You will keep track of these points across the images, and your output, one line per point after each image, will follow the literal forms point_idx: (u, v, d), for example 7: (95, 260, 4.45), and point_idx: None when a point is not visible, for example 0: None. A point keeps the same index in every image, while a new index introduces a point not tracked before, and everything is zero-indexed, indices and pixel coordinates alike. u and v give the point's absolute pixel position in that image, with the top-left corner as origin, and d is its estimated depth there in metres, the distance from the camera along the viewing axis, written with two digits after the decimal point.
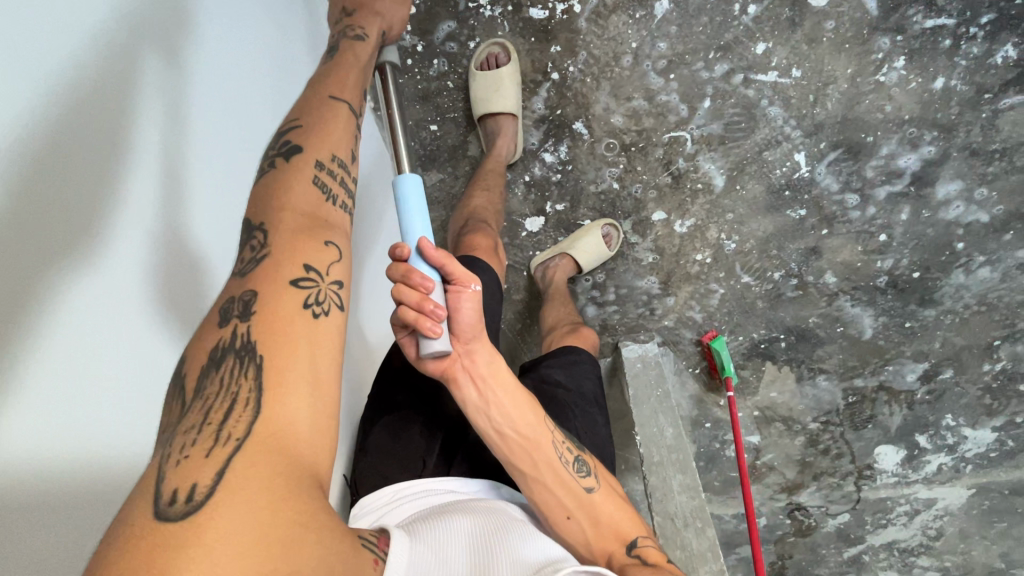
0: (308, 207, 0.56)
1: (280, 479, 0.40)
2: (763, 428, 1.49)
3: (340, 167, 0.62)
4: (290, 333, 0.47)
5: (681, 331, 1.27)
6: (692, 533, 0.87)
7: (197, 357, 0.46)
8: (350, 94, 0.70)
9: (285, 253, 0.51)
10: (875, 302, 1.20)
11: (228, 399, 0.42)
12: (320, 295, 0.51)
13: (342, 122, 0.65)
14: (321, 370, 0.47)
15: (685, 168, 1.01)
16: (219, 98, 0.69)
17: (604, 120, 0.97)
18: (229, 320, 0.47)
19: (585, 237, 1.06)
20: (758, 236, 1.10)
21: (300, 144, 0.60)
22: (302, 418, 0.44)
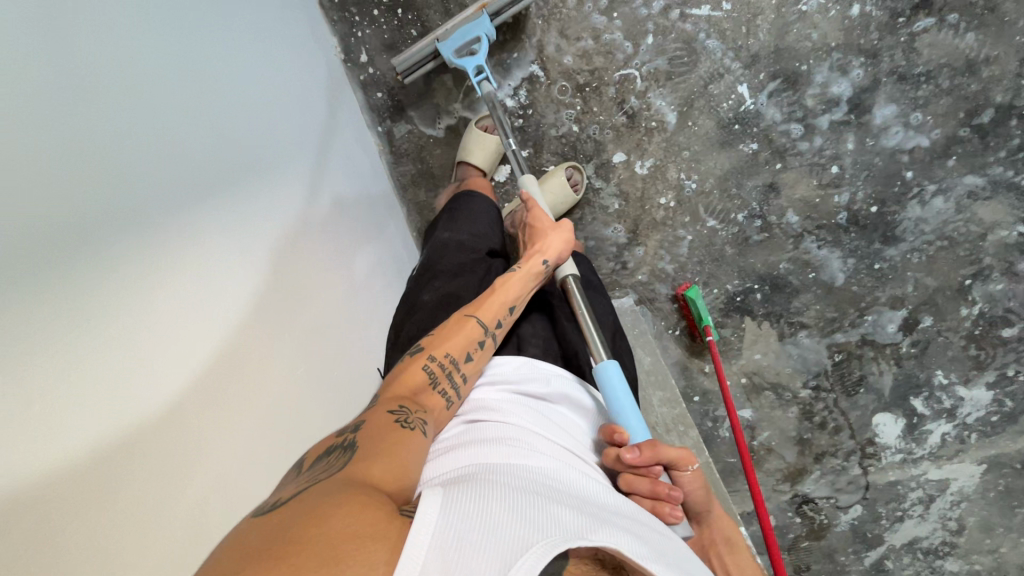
0: (421, 378, 0.68)
1: (334, 492, 0.45)
2: (754, 400, 1.44)
3: (449, 362, 0.71)
4: (380, 429, 0.57)
5: (655, 286, 1.27)
6: (675, 436, 0.83)
7: (320, 445, 0.56)
8: (489, 309, 0.78)
9: (388, 397, 0.63)
10: (840, 242, 1.22)
11: (329, 456, 0.52)
12: (412, 419, 0.61)
13: (460, 326, 0.75)
14: (404, 449, 0.56)
15: (638, 107, 1.08)
16: (328, 230, 0.86)
17: (557, 62, 1.05)
18: (346, 431, 0.58)
19: (550, 179, 1.10)
20: (717, 173, 1.15)
21: (427, 343, 0.72)
22: (376, 467, 0.51)
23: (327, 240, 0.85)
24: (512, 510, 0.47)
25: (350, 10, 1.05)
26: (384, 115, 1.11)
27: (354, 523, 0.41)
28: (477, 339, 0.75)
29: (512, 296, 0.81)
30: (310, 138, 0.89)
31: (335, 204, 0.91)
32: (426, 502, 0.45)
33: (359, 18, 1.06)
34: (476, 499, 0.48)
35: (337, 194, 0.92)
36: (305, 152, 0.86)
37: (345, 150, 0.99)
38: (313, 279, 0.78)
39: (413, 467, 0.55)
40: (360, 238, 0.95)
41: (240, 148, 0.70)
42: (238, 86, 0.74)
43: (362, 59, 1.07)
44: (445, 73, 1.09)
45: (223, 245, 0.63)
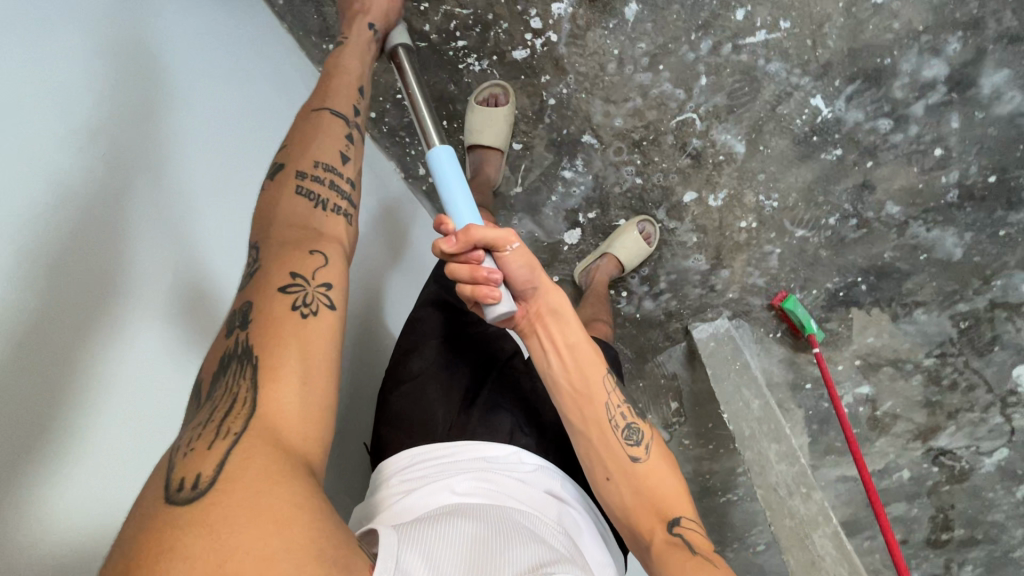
0: (298, 218, 0.64)
1: (259, 474, 0.43)
2: (871, 377, 1.40)
3: (326, 172, 0.69)
4: (281, 337, 0.54)
5: (748, 300, 1.25)
6: (798, 499, 0.86)
7: (214, 360, 0.54)
8: (338, 100, 0.77)
9: (278, 264, 0.59)
10: (954, 219, 1.11)
11: (231, 397, 0.49)
12: (308, 298, 0.58)
13: (322, 128, 0.73)
14: (310, 362, 0.53)
15: (702, 146, 1.03)
16: (227, 139, 0.77)
17: (608, 126, 1.02)
18: (233, 330, 0.55)
19: (623, 236, 1.10)
20: (799, 187, 1.08)
21: (286, 160, 0.70)
22: (290, 410, 0.49)
23: (225, 133, 0.77)
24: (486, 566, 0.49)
25: (399, 134, 1.04)
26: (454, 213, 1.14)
27: (303, 541, 0.41)
28: (339, 155, 0.72)
29: (351, 77, 0.80)
30: (194, 68, 0.75)
31: (227, 117, 0.78)
32: (383, 553, 0.47)
33: (409, 137, 1.05)
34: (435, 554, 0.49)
35: (224, 100, 0.79)
36: (193, 83, 0.74)
37: (223, 46, 0.82)
38: (203, 215, 0.70)
39: (324, 412, 0.52)
40: (267, 147, 0.83)
41: (76, 99, 0.57)
42: (85, 42, 0.60)
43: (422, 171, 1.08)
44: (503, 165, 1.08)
45: (81, 229, 0.55)
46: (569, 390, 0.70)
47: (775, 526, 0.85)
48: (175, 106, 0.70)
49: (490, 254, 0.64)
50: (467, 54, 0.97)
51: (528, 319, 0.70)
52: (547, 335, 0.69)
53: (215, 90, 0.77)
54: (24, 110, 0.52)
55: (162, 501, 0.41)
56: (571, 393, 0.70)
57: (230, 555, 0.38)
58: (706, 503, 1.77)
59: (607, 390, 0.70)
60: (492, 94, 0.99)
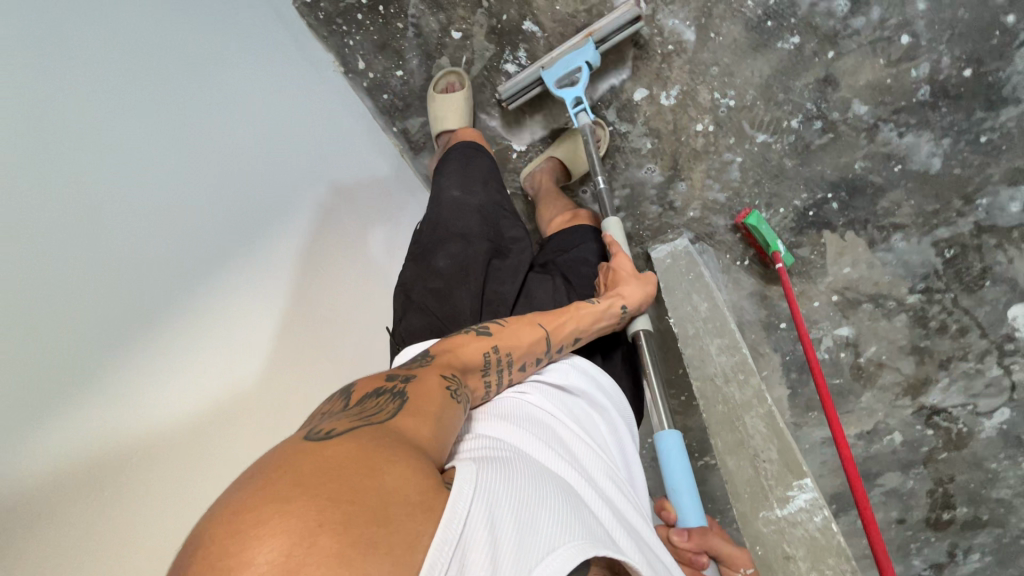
0: (469, 352, 0.69)
1: (379, 442, 0.46)
2: (850, 316, 1.30)
3: (515, 370, 0.73)
4: (431, 392, 0.57)
5: (711, 220, 1.18)
6: (735, 386, 0.78)
7: (373, 380, 0.58)
8: (565, 340, 0.79)
9: (438, 363, 0.64)
10: (929, 122, 1.03)
11: (379, 407, 0.53)
12: (459, 395, 0.62)
13: (528, 334, 0.76)
14: (444, 413, 0.56)
15: (649, 34, 0.99)
16: (339, 214, 0.92)
17: (550, 11, 0.98)
18: (395, 378, 0.59)
19: (570, 138, 1.06)
20: (756, 83, 1.01)
21: (490, 330, 0.74)
22: (423, 429, 0.52)
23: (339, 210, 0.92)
24: (557, 519, 0.50)
25: (336, 22, 1.02)
26: (395, 115, 1.10)
27: (401, 492, 0.41)
28: (530, 356, 0.75)
29: (582, 328, 0.81)
30: (320, 150, 0.93)
31: (332, 194, 0.92)
32: (461, 481, 0.46)
33: (345, 26, 1.02)
34: (514, 490, 0.50)
35: (336, 185, 0.94)
36: (318, 162, 0.92)
37: (333, 133, 0.98)
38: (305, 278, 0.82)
39: (450, 436, 0.55)
40: (362, 215, 0.97)
41: (217, 179, 0.75)
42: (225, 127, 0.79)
43: (360, 65, 1.05)
44: (439, 57, 1.05)
45: (207, 273, 0.69)
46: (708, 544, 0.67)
47: (706, 412, 0.77)
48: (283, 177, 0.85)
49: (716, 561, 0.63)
50: None
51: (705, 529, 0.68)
52: None
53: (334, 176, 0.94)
54: (183, 183, 0.70)
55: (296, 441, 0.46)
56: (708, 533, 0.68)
57: (318, 487, 0.38)
58: None
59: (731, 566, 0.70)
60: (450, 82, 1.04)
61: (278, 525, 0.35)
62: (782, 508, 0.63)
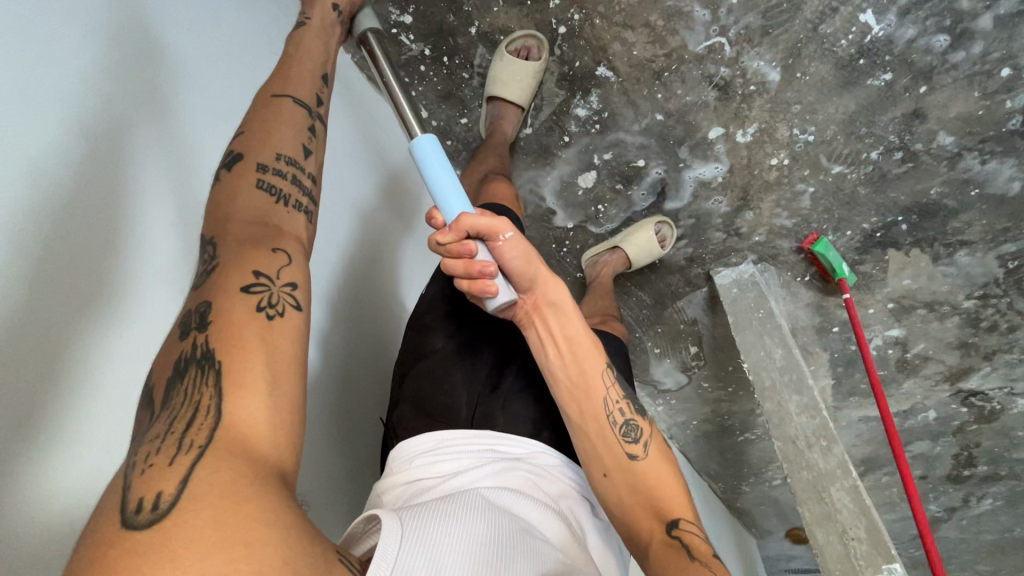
0: (255, 212, 0.54)
1: (240, 484, 0.35)
2: (903, 319, 1.34)
3: (288, 164, 0.59)
4: (243, 342, 0.43)
5: (776, 243, 1.18)
6: (818, 453, 0.84)
7: (163, 365, 0.43)
8: (301, 89, 0.66)
9: (237, 262, 0.48)
10: (1015, 149, 0.99)
11: (191, 405, 0.39)
12: (273, 298, 0.47)
13: (289, 118, 0.62)
14: (278, 361, 0.44)
15: (731, 75, 0.93)
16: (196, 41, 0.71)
17: (625, 56, 0.92)
18: (189, 331, 0.44)
19: (639, 232, 1.12)
20: (839, 118, 0.97)
21: (241, 150, 0.58)
22: (259, 421, 0.40)
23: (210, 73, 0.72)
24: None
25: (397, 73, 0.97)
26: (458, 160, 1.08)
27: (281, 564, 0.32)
28: (307, 141, 0.61)
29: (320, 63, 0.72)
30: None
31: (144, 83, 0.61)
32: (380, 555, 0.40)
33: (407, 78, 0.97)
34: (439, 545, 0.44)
35: (205, 82, 0.70)
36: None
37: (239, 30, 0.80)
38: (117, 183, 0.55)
39: (300, 412, 0.43)
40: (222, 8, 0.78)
41: (60, 57, 0.53)
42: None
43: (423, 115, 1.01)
44: None
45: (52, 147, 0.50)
46: (570, 384, 0.69)
47: (791, 478, 0.84)
48: (163, 67, 0.65)
49: (485, 245, 0.62)
50: None
51: (526, 310, 0.70)
52: (546, 325, 0.69)
53: None
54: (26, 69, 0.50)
55: (120, 525, 0.32)
56: (567, 386, 0.69)
57: None
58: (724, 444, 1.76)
59: (606, 384, 0.70)
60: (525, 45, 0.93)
61: None
62: None
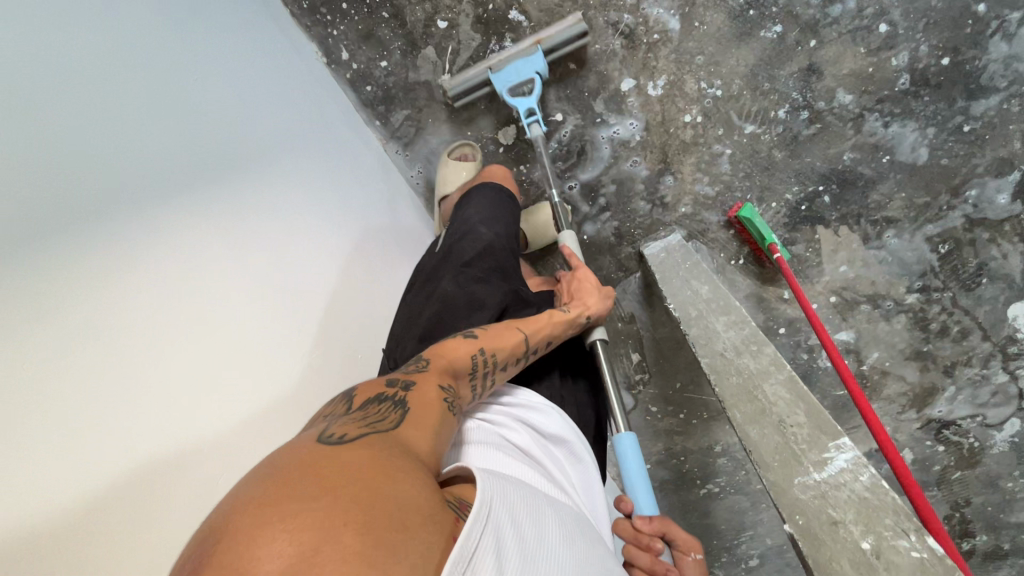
0: (465, 358, 0.66)
1: (401, 458, 0.43)
2: (849, 319, 1.26)
3: (506, 364, 0.71)
4: (432, 411, 0.55)
5: (703, 216, 1.15)
6: (748, 356, 0.71)
7: (366, 390, 0.55)
8: (540, 327, 0.77)
9: (441, 373, 0.61)
10: (912, 111, 1.04)
11: (382, 414, 0.50)
12: (453, 400, 0.60)
13: (510, 340, 0.72)
14: (443, 433, 0.54)
15: (635, 24, 0.99)
16: (333, 181, 0.92)
17: (535, 1, 0.98)
18: (394, 384, 0.57)
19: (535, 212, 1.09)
20: (741, 72, 1.02)
21: (473, 334, 0.70)
22: (430, 447, 0.50)
23: (340, 203, 0.90)
24: (561, 545, 0.48)
25: (321, 12, 1.01)
26: (377, 107, 1.08)
27: (418, 501, 0.39)
28: (509, 360, 0.71)
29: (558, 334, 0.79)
30: (318, 147, 0.92)
31: (275, 197, 0.78)
32: (480, 500, 0.43)
33: (329, 16, 1.01)
34: (525, 507, 0.48)
35: (334, 201, 0.89)
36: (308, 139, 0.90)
37: (335, 136, 0.97)
38: (261, 279, 0.70)
39: (446, 446, 0.53)
40: (346, 146, 0.99)
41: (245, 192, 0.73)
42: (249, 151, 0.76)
43: (343, 56, 1.03)
44: (425, 47, 1.03)
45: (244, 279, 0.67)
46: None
47: (719, 386, 0.69)
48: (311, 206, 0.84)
49: (672, 549, 0.73)
50: None
51: None
52: None
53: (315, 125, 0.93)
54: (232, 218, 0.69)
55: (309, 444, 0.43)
56: None
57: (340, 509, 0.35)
58: (681, 498, 1.49)
59: None
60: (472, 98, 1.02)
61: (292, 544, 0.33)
62: (825, 470, 0.57)
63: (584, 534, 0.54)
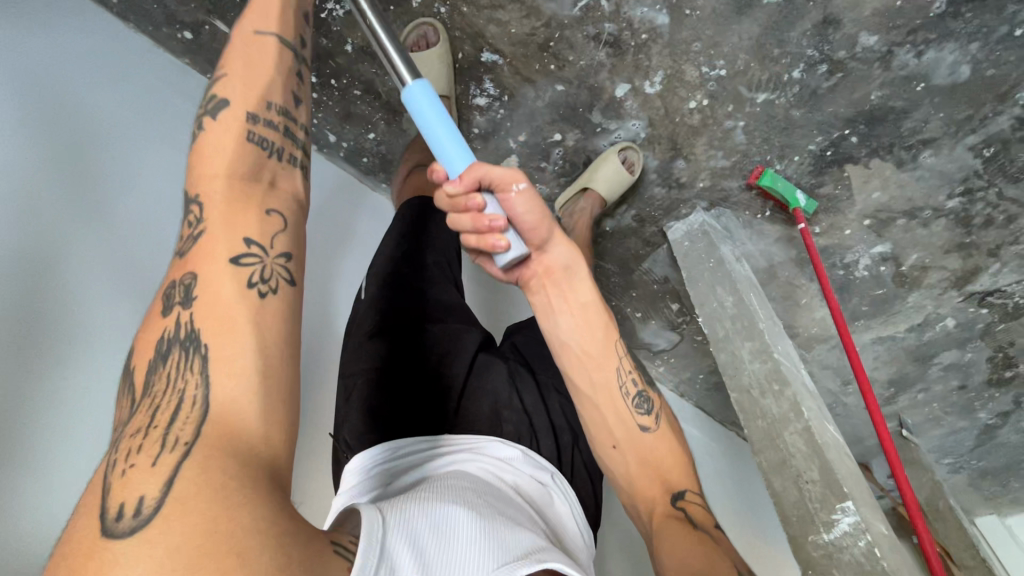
0: (237, 169, 0.56)
1: (219, 478, 0.39)
2: (886, 233, 1.26)
3: (278, 113, 0.62)
4: (231, 323, 0.48)
5: (723, 185, 1.13)
6: (770, 399, 0.81)
7: (150, 348, 0.48)
8: (285, 25, 0.67)
9: (223, 232, 0.53)
10: (951, 33, 0.91)
11: (174, 398, 0.44)
12: (265, 272, 0.52)
13: (270, 57, 0.64)
14: (265, 359, 0.48)
15: (618, 30, 0.89)
16: (93, 112, 0.81)
17: (503, 36, 0.89)
18: (172, 306, 0.49)
19: (605, 165, 1.02)
20: (746, 46, 0.91)
21: (227, 97, 0.60)
22: (248, 414, 0.45)
23: (108, 138, 0.81)
24: (474, 538, 0.49)
25: None
26: (379, 172, 1.09)
27: (269, 533, 0.38)
28: (289, 92, 0.64)
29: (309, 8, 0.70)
30: (57, 72, 0.79)
31: (13, 149, 0.71)
32: (366, 545, 0.42)
33: None
34: (434, 525, 0.48)
35: (98, 142, 0.80)
36: (50, 71, 0.78)
37: (115, 74, 0.86)
38: (8, 260, 0.66)
39: (289, 410, 0.48)
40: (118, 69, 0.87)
41: None
42: None
43: (332, 139, 1.02)
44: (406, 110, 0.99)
45: None
46: (581, 353, 0.77)
47: (748, 428, 0.82)
48: (65, 152, 0.76)
49: (495, 196, 0.62)
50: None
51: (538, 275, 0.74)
52: (562, 288, 0.75)
53: (53, 52, 0.80)
54: None
55: (98, 534, 0.36)
56: (578, 351, 0.78)
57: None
58: None
59: (619, 356, 0.80)
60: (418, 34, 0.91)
61: None
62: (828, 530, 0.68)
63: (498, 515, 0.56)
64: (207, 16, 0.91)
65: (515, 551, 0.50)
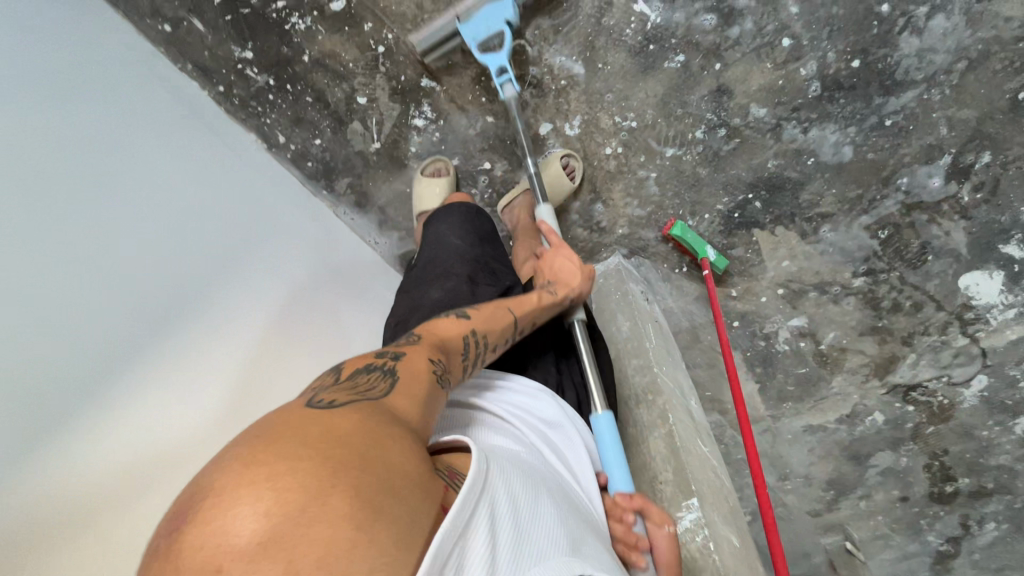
0: (448, 333, 0.69)
1: (379, 431, 0.47)
2: (800, 306, 1.31)
3: (492, 348, 0.73)
4: (415, 372, 0.59)
5: (641, 234, 1.21)
6: (642, 407, 0.83)
7: (360, 361, 0.60)
8: (529, 308, 0.79)
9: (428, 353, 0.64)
10: (830, 115, 1.04)
11: (368, 380, 0.56)
12: (445, 372, 0.64)
13: (503, 322, 0.75)
14: (433, 407, 0.58)
15: (541, 75, 1.04)
16: (237, 195, 1.00)
17: (441, 66, 1.04)
18: (383, 356, 0.61)
19: (545, 168, 1.07)
20: (653, 103, 1.05)
21: (469, 315, 0.73)
22: (409, 410, 0.54)
23: (247, 216, 0.99)
24: (552, 523, 0.54)
25: (252, 104, 1.08)
26: (320, 179, 1.16)
27: (386, 474, 0.43)
28: (505, 337, 0.75)
29: (546, 302, 0.81)
30: (210, 165, 0.99)
31: (182, 219, 0.89)
32: (476, 473, 0.50)
33: (260, 108, 1.09)
34: (524, 494, 0.55)
35: (240, 218, 0.98)
36: (206, 160, 0.98)
37: (249, 171, 1.05)
38: (168, 307, 0.80)
39: (436, 420, 0.58)
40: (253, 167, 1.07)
41: (140, 218, 0.83)
42: (134, 166, 0.87)
43: (281, 139, 1.12)
44: (352, 121, 1.10)
45: (123, 279, 0.77)
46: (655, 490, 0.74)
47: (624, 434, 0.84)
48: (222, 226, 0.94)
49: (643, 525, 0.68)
50: (291, 15, 1.02)
51: None
52: None
53: (207, 148, 1.00)
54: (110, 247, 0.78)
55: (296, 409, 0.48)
56: None
57: (312, 453, 0.41)
58: None
59: None
60: (434, 167, 1.10)
61: (254, 506, 0.37)
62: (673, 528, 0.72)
63: (574, 517, 0.60)
64: (188, 15, 1.03)
65: (584, 551, 0.53)
